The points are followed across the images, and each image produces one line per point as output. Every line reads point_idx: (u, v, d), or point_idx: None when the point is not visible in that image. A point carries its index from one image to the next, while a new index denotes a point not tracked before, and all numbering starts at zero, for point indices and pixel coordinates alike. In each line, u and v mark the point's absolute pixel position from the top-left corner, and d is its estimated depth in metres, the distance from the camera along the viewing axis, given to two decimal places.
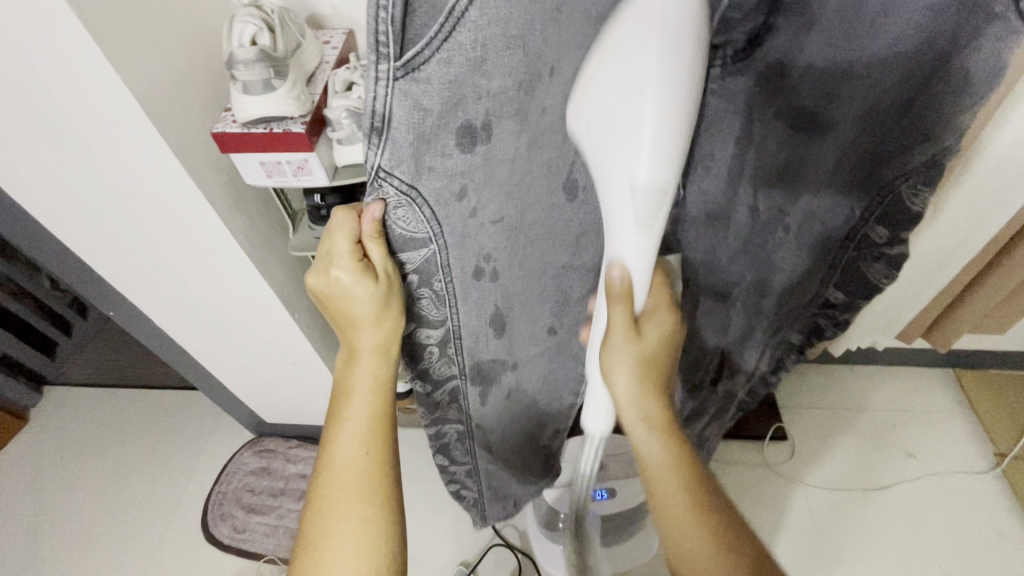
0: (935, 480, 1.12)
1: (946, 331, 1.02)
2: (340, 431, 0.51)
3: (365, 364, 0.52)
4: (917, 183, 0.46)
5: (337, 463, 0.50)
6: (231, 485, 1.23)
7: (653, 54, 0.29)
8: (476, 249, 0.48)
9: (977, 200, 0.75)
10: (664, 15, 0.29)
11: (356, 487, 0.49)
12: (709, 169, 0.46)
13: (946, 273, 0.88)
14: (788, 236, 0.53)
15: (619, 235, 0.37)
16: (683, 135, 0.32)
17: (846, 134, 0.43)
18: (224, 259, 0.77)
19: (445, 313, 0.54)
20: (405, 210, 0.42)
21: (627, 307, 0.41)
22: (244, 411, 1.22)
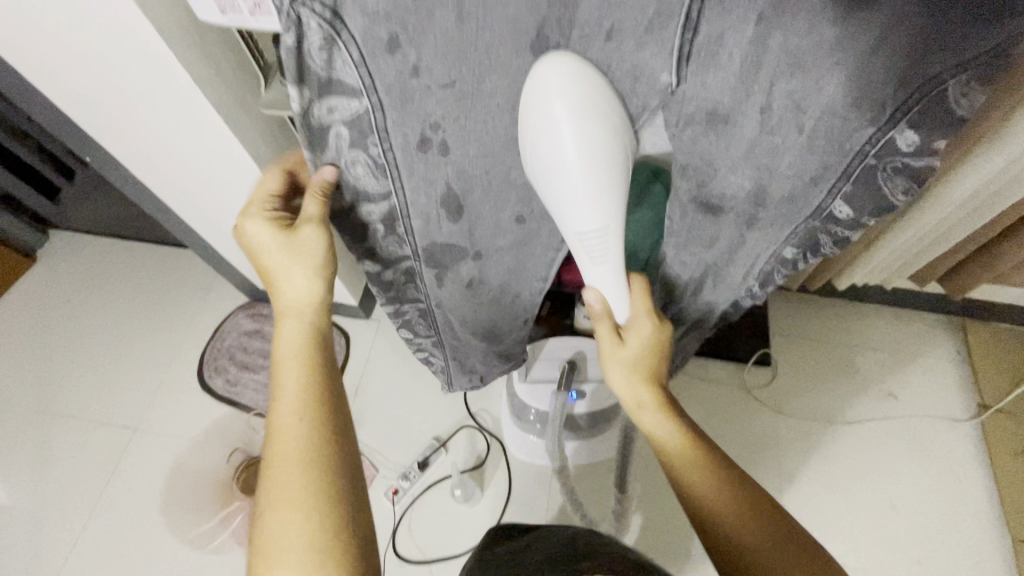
0: (909, 422, 1.12)
1: (964, 280, 0.96)
2: (273, 404, 0.53)
3: (291, 325, 0.57)
4: (969, 80, 0.42)
5: (274, 432, 0.51)
6: (226, 342, 1.30)
7: (563, 116, 0.43)
8: (416, 113, 0.47)
9: None
10: (564, 87, 0.42)
11: (297, 450, 0.50)
12: (712, 44, 0.42)
13: (981, 216, 0.79)
14: (802, 135, 0.47)
15: (593, 275, 0.55)
16: (609, 171, 0.46)
17: (902, 8, 0.38)
18: (191, 112, 0.70)
19: (387, 185, 0.55)
20: (329, 47, 0.41)
21: (608, 324, 0.59)
22: (236, 275, 1.23)
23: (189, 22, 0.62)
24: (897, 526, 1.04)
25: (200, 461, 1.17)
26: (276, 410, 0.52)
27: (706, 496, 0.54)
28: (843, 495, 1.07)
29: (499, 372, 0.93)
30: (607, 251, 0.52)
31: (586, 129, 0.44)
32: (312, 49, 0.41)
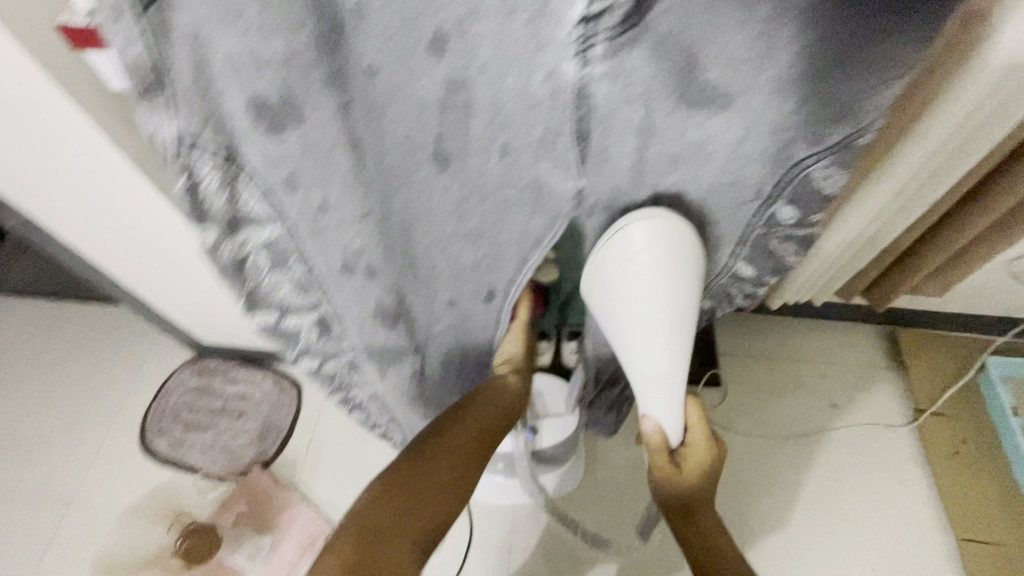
0: (853, 431, 1.17)
1: (884, 293, 1.03)
2: (447, 445, 0.66)
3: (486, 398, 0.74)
4: (831, 164, 0.45)
5: (432, 473, 0.63)
6: (171, 401, 1.24)
7: (647, 257, 0.50)
8: (333, 240, 0.51)
9: (929, 167, 0.71)
10: (650, 235, 0.50)
11: (434, 499, 0.62)
12: (600, 153, 0.46)
13: (892, 232, 0.85)
14: (691, 213, 0.51)
15: (656, 409, 0.58)
16: (682, 315, 0.52)
17: (754, 108, 0.41)
18: (118, 177, 0.70)
19: (314, 298, 0.58)
20: (227, 194, 0.46)
21: (663, 450, 0.62)
22: (179, 331, 1.19)
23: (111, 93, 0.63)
24: (848, 537, 1.07)
25: (137, 533, 1.10)
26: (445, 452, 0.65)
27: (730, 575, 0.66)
28: (795, 508, 1.10)
29: None
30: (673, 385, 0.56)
31: (664, 276, 0.51)
32: (217, 198, 0.46)
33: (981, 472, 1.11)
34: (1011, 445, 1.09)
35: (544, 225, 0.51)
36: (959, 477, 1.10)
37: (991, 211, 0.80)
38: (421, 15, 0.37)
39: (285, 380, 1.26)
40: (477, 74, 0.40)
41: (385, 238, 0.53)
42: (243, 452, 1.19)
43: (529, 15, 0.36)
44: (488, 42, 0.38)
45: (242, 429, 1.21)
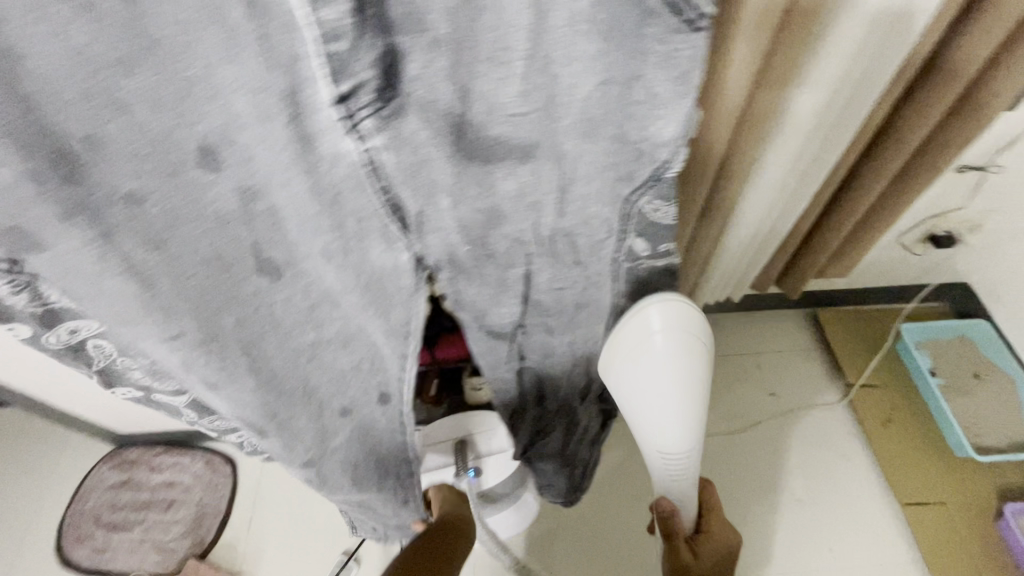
0: (793, 416, 1.20)
1: (795, 281, 1.08)
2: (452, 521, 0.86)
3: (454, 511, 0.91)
4: (654, 197, 0.46)
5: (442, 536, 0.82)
6: (88, 504, 1.13)
7: (660, 342, 0.53)
8: (155, 331, 0.44)
9: (798, 164, 0.75)
10: (661, 321, 0.53)
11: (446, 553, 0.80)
12: (438, 220, 0.44)
13: (783, 226, 0.91)
14: (546, 258, 0.50)
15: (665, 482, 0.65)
16: (697, 397, 0.54)
17: (552, 157, 0.42)
18: None
19: (174, 384, 0.57)
20: (36, 296, 0.41)
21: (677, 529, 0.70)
22: (88, 425, 1.10)
23: None
24: (804, 520, 1.09)
25: None
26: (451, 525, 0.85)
27: None
28: (751, 500, 1.11)
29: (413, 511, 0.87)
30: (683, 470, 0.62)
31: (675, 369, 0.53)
32: (2, 293, 0.40)
33: (912, 434, 1.16)
34: (934, 403, 1.15)
35: (409, 287, 0.49)
36: (894, 442, 1.15)
37: (866, 196, 0.85)
38: (172, 133, 0.35)
39: (216, 458, 1.18)
40: (267, 174, 0.39)
41: (223, 335, 0.48)
42: (176, 543, 1.10)
43: (282, 105, 0.35)
44: (259, 147, 0.37)
45: (172, 520, 1.12)
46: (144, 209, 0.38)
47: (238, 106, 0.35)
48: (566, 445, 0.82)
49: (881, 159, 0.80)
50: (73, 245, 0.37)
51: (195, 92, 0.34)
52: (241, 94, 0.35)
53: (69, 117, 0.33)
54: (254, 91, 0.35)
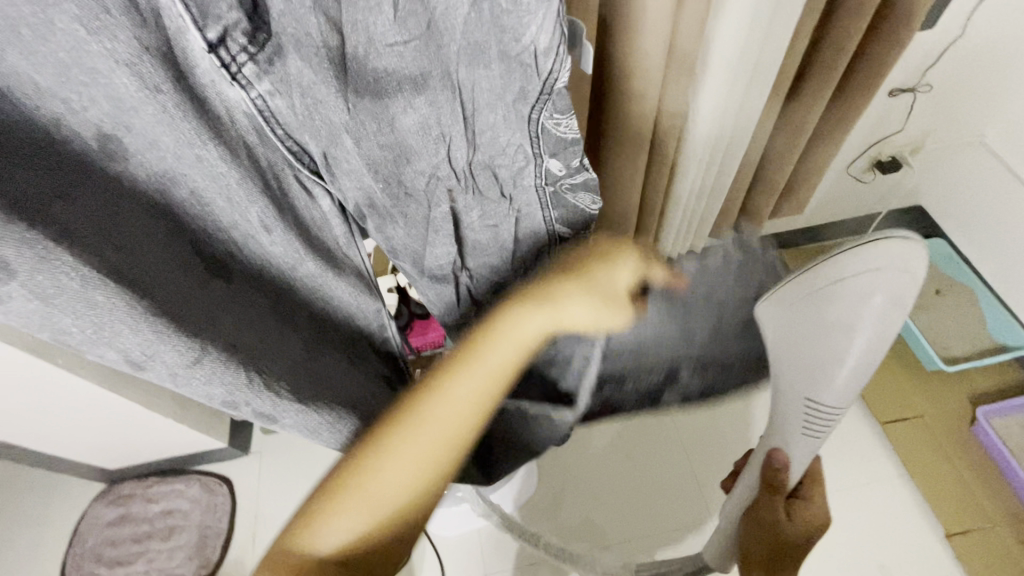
0: None
1: (751, 222, 1.10)
2: (470, 369, 0.49)
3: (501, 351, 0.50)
4: (551, 111, 0.43)
5: (449, 397, 0.48)
6: (87, 544, 1.12)
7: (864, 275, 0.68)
8: (169, 348, 0.34)
9: (735, 93, 0.77)
10: (897, 261, 0.68)
11: (447, 437, 0.47)
12: (349, 172, 0.41)
13: (730, 168, 0.93)
14: (478, 198, 0.49)
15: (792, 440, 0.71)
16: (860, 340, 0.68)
17: (448, 84, 0.39)
18: None
19: None
20: None
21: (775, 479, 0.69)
22: (73, 466, 1.08)
23: None
24: None
25: None
26: (461, 383, 0.48)
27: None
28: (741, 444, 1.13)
29: None
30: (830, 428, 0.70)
31: (885, 316, 0.68)
32: None
33: (886, 358, 1.20)
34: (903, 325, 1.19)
35: (344, 235, 0.47)
36: None
37: (806, 123, 0.87)
38: (60, 119, 0.29)
39: (210, 479, 1.17)
40: (178, 159, 0.34)
41: (224, 331, 0.39)
42: (182, 569, 1.10)
43: (147, 61, 0.29)
44: (161, 128, 0.32)
45: (176, 547, 1.12)
46: (78, 199, 0.31)
47: (119, 84, 0.29)
48: None
49: (816, 85, 0.81)
50: (30, 250, 0.27)
51: (70, 73, 0.28)
52: (120, 69, 0.28)
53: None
54: (113, 46, 0.28)
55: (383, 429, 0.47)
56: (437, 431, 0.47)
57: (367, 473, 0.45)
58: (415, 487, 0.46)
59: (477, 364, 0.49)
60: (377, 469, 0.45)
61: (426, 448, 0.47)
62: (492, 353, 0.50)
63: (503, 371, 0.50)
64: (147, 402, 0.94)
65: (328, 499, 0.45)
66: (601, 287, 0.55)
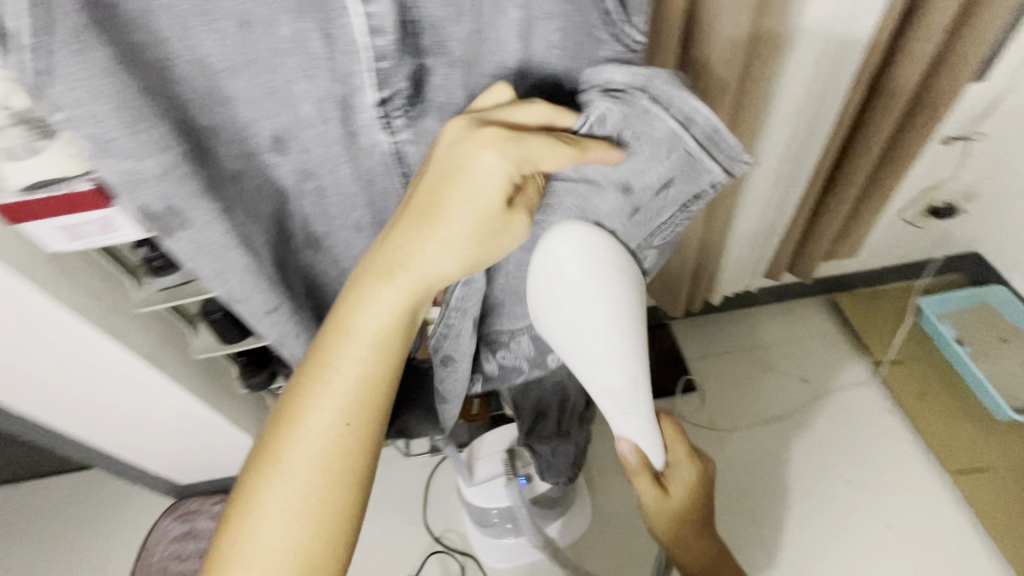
0: (829, 399, 1.22)
1: (806, 265, 1.12)
2: (325, 382, 0.44)
3: (356, 355, 0.44)
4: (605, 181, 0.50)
5: (311, 417, 0.44)
6: (156, 556, 1.17)
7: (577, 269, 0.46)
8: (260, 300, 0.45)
9: (795, 136, 0.84)
10: (583, 246, 0.46)
11: (329, 458, 0.45)
12: None
13: (786, 211, 0.98)
14: None
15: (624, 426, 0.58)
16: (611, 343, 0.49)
17: None
18: (62, 333, 0.71)
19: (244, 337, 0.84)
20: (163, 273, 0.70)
21: (647, 475, 0.60)
22: (154, 479, 1.15)
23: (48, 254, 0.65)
24: (854, 502, 1.09)
25: None
26: (320, 399, 0.44)
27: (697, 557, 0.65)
28: (801, 487, 1.12)
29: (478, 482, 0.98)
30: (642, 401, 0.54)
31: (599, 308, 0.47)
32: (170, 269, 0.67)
33: (951, 408, 1.17)
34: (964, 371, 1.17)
35: None
36: (931, 412, 1.17)
37: (861, 168, 0.91)
38: (252, 123, 0.40)
39: None
40: (318, 166, 0.43)
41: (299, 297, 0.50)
42: None
43: (328, 101, 0.40)
44: (315, 143, 0.42)
45: None
46: (241, 180, 0.42)
47: (303, 109, 0.40)
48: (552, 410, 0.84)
49: (871, 131, 0.86)
50: (209, 212, 0.39)
51: (272, 97, 0.39)
52: (309, 101, 0.40)
53: (200, 102, 0.37)
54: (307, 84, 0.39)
55: (251, 470, 0.45)
56: (303, 459, 0.44)
57: (250, 519, 0.44)
58: (305, 525, 0.44)
59: (325, 376, 0.44)
60: (260, 514, 0.44)
61: (300, 481, 0.44)
62: (346, 361, 0.44)
63: (361, 373, 0.45)
64: (232, 418, 1.01)
65: (219, 553, 0.44)
66: (478, 206, 0.42)
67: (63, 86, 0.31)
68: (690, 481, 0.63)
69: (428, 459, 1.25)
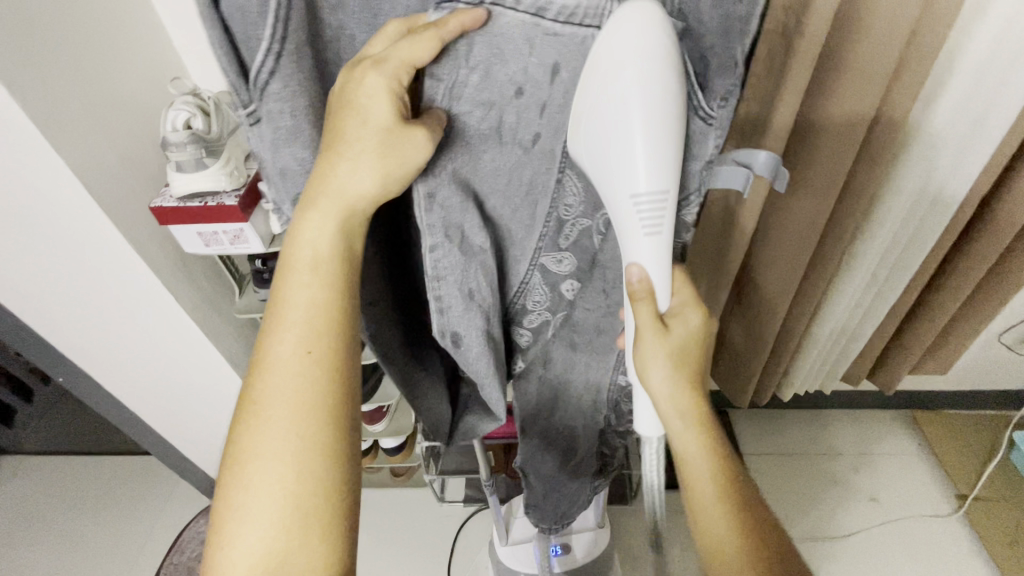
0: (906, 524, 1.12)
1: (889, 373, 1.07)
2: (278, 318, 0.39)
3: (306, 285, 0.39)
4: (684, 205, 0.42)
5: (272, 361, 0.38)
6: (184, 556, 1.18)
7: (632, 79, 0.33)
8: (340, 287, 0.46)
9: (897, 236, 0.82)
10: (640, 36, 0.32)
11: (291, 406, 0.37)
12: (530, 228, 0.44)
13: (875, 315, 0.95)
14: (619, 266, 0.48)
15: (631, 244, 0.39)
16: (675, 149, 0.35)
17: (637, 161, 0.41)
18: (167, 324, 0.77)
19: None
20: (269, 284, 0.76)
21: (651, 307, 0.41)
22: (200, 479, 1.18)
23: (175, 250, 0.72)
24: None
25: None
26: (275, 334, 0.39)
27: (715, 506, 0.45)
28: None
29: (521, 541, 0.94)
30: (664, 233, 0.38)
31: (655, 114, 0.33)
32: None
33: None
34: None
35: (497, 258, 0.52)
36: None
37: (964, 282, 0.88)
38: None
39: None
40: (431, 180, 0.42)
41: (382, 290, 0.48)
42: None
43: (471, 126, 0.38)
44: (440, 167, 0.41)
45: None
46: None
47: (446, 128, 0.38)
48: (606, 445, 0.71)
49: (982, 245, 0.84)
50: None
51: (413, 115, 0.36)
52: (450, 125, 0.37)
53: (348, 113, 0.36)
54: (470, 108, 0.37)
55: (230, 439, 0.38)
56: (275, 410, 0.37)
57: (239, 489, 0.37)
58: (295, 492, 0.36)
59: (278, 311, 0.39)
60: (245, 482, 0.37)
61: (277, 435, 0.37)
62: (293, 294, 0.39)
63: (314, 305, 0.39)
64: None
65: (214, 539, 0.37)
66: (378, 130, 0.36)
67: (275, 80, 0.33)
68: (694, 332, 0.45)
69: (461, 509, 1.23)
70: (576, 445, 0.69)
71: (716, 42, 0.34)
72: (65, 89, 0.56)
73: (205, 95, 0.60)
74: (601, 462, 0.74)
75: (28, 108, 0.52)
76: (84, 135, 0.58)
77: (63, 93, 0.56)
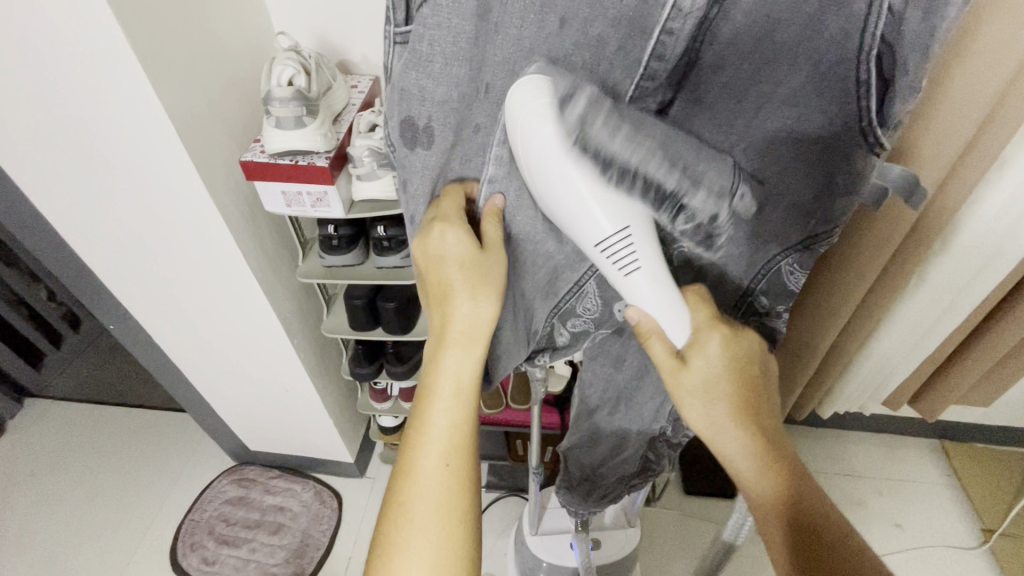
0: (927, 552, 1.11)
1: (933, 401, 1.05)
2: (421, 435, 0.45)
3: (444, 409, 0.45)
4: (811, 214, 0.41)
5: (417, 471, 0.45)
6: (206, 513, 1.20)
7: (552, 139, 0.32)
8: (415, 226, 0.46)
9: (969, 264, 0.80)
10: (543, 98, 0.32)
11: (439, 517, 0.44)
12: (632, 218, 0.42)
13: (931, 340, 0.93)
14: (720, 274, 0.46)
15: (625, 286, 0.38)
16: (629, 191, 0.34)
17: (775, 164, 0.39)
18: (229, 280, 0.77)
19: (375, 330, 0.88)
20: (337, 250, 0.76)
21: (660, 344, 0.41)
22: (229, 439, 1.19)
23: (247, 207, 0.72)
24: None
25: None
26: (417, 449, 0.45)
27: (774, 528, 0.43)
28: None
29: (550, 530, 0.94)
30: (651, 268, 0.37)
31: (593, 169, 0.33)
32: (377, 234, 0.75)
33: None
34: None
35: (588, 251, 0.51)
36: None
37: None
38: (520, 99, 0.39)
39: (325, 490, 1.23)
40: None
41: None
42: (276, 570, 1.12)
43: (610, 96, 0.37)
44: None
45: (276, 546, 1.15)
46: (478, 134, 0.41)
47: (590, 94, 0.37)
48: (654, 454, 0.66)
49: None
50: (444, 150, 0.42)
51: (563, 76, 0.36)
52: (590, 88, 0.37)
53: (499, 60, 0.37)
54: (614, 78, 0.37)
55: (380, 542, 0.44)
56: (424, 520, 0.44)
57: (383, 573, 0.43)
58: None
59: (422, 431, 0.45)
60: None
61: (424, 542, 0.43)
62: (434, 416, 0.45)
63: (452, 423, 0.45)
64: (325, 399, 1.03)
65: None
66: (461, 263, 0.43)
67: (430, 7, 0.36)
68: (719, 361, 0.42)
69: (483, 495, 1.23)
70: (627, 442, 0.64)
71: (912, 61, 0.33)
72: (164, 30, 0.56)
73: (306, 52, 0.59)
74: (644, 468, 0.69)
75: (134, 45, 0.52)
76: (180, 79, 0.58)
77: (163, 34, 0.56)
